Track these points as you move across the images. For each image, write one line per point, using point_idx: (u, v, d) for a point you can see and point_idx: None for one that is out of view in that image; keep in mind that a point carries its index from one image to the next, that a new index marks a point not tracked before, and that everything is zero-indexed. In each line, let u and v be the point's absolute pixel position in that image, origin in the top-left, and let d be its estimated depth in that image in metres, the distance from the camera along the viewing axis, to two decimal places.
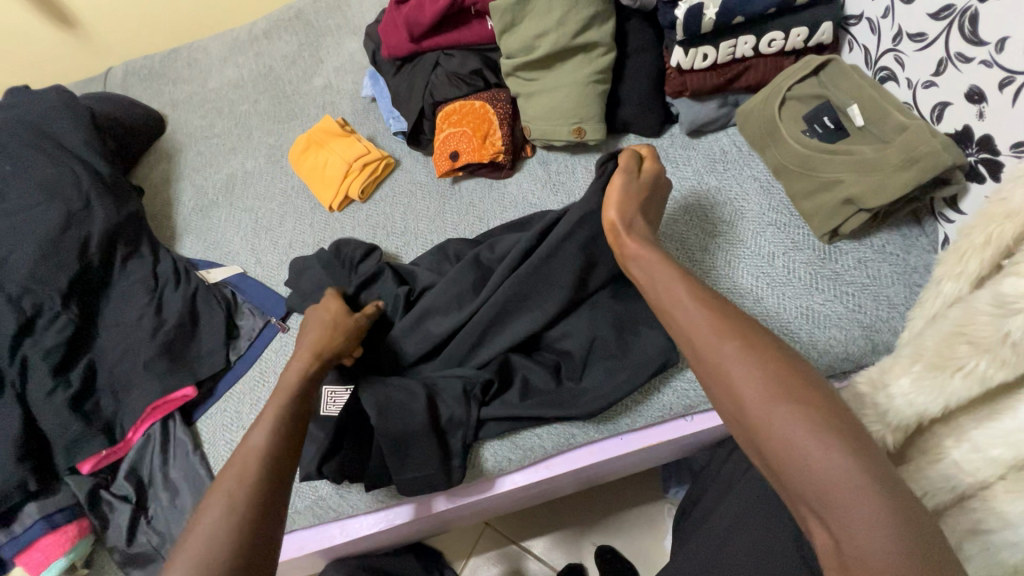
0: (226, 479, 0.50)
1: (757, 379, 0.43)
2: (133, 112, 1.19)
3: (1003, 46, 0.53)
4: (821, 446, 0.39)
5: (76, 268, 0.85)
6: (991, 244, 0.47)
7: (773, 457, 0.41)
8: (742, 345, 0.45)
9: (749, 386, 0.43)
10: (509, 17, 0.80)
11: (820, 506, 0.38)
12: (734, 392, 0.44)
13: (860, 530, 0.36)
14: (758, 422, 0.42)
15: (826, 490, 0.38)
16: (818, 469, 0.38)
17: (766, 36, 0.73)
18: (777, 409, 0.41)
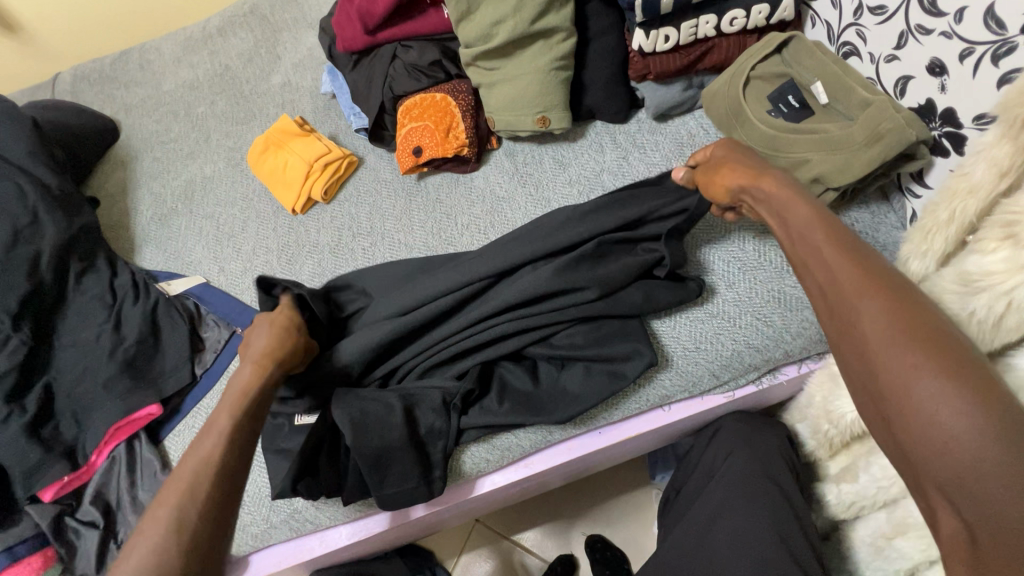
0: (167, 495, 0.47)
1: (899, 341, 0.38)
2: (82, 119, 1.14)
3: (961, 17, 0.52)
4: (978, 427, 0.33)
5: (25, 287, 0.81)
6: (955, 221, 0.45)
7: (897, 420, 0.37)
8: (887, 304, 0.40)
9: (888, 347, 0.38)
10: (464, 5, 0.77)
11: (954, 492, 0.34)
12: (862, 346, 0.40)
13: (999, 510, 0.32)
14: (888, 386, 0.37)
15: (964, 474, 0.33)
16: (964, 444, 0.34)
17: (726, 15, 0.72)
18: (912, 372, 0.36)
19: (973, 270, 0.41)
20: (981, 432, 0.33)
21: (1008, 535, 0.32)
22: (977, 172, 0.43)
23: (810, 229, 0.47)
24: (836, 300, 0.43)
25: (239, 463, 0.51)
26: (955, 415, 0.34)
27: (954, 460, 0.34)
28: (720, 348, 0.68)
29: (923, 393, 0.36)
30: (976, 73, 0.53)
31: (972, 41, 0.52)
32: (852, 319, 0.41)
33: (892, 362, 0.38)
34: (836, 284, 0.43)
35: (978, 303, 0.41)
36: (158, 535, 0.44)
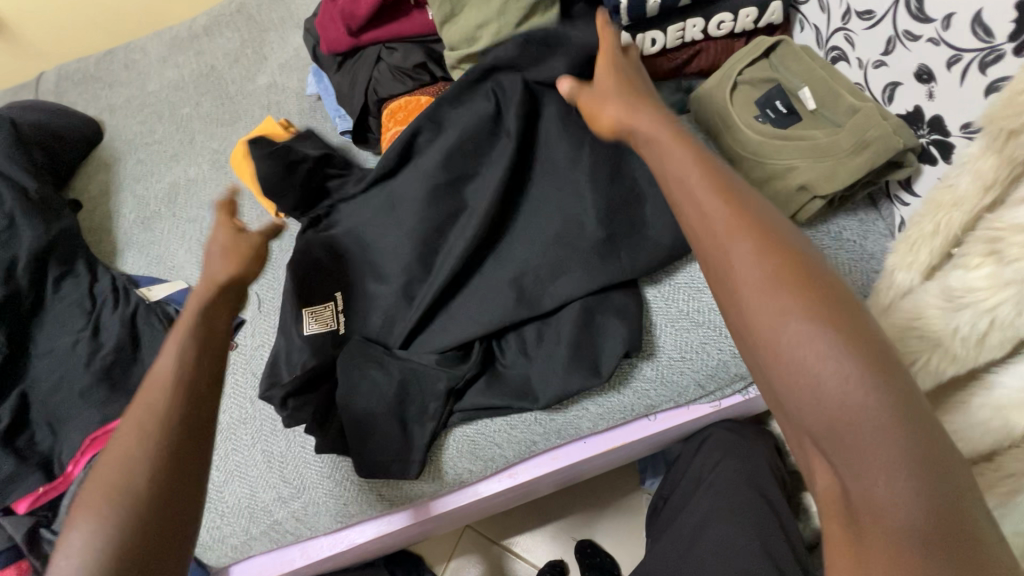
0: (133, 421, 0.42)
1: (770, 283, 0.34)
2: (64, 120, 1.12)
3: (949, 23, 0.51)
4: (841, 374, 0.31)
5: (1, 294, 0.80)
6: (940, 234, 0.44)
7: (771, 369, 0.34)
8: (760, 242, 0.36)
9: (761, 292, 0.34)
10: (448, 7, 0.76)
11: (828, 444, 0.32)
12: (738, 290, 0.35)
13: (870, 458, 0.30)
14: (763, 334, 0.34)
15: (835, 422, 0.31)
16: (833, 393, 0.31)
17: (714, 19, 0.71)
18: (786, 317, 0.33)
19: (957, 285, 0.40)
20: (850, 376, 0.31)
21: (874, 484, 0.30)
22: (961, 184, 0.42)
23: (683, 158, 0.42)
24: (709, 237, 0.38)
25: (214, 388, 0.46)
26: (827, 361, 0.31)
27: (827, 410, 0.31)
28: (705, 358, 0.67)
29: (792, 339, 0.32)
30: (963, 81, 0.52)
31: (959, 48, 0.51)
32: (727, 260, 0.36)
33: (769, 305, 0.34)
34: (708, 223, 0.38)
35: (962, 319, 0.40)
36: (123, 462, 0.40)
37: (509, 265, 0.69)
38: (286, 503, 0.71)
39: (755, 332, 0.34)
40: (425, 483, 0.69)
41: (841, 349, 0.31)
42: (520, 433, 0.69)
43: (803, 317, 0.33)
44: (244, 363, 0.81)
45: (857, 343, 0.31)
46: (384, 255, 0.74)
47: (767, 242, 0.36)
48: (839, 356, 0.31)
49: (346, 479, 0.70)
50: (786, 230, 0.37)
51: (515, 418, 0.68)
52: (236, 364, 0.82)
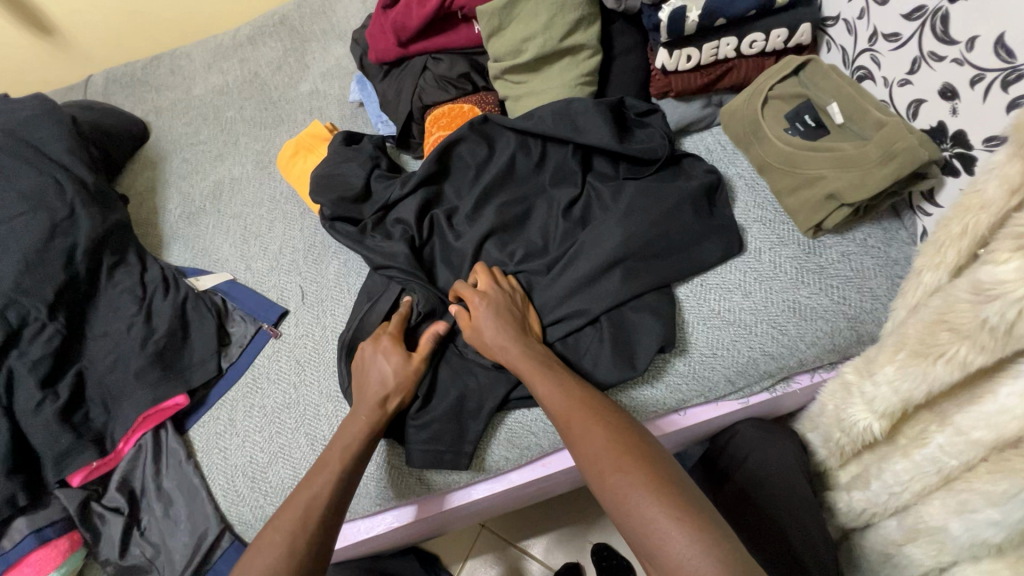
0: (277, 527, 0.55)
1: (609, 452, 0.53)
2: (115, 120, 1.18)
3: (973, 45, 0.56)
4: (658, 511, 0.48)
5: (63, 278, 0.84)
6: (967, 235, 0.48)
7: (621, 519, 0.50)
8: (590, 419, 0.57)
9: (600, 452, 0.54)
10: (496, 21, 0.81)
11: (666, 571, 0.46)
12: (591, 461, 0.54)
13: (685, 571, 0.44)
14: (610, 495, 0.51)
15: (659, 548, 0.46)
16: (654, 527, 0.47)
17: (747, 38, 0.75)
18: (616, 479, 0.51)
19: (986, 279, 0.43)
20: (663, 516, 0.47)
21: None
22: (989, 189, 0.46)
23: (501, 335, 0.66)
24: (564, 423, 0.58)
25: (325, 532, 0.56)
26: (651, 508, 0.48)
27: (656, 543, 0.47)
28: (737, 355, 0.70)
29: (633, 493, 0.50)
30: (986, 97, 0.56)
31: (983, 68, 0.55)
32: (576, 437, 0.57)
33: (608, 466, 0.53)
34: (555, 408, 0.60)
35: (991, 310, 0.43)
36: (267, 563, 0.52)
37: (548, 262, 0.74)
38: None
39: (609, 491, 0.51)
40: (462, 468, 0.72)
41: (651, 496, 0.49)
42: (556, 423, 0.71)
43: (629, 473, 0.51)
44: (288, 352, 0.85)
45: (666, 494, 0.49)
46: (435, 254, 0.80)
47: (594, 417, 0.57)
48: (654, 508, 0.48)
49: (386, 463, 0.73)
50: (608, 409, 0.59)
51: None
52: (281, 351, 0.86)
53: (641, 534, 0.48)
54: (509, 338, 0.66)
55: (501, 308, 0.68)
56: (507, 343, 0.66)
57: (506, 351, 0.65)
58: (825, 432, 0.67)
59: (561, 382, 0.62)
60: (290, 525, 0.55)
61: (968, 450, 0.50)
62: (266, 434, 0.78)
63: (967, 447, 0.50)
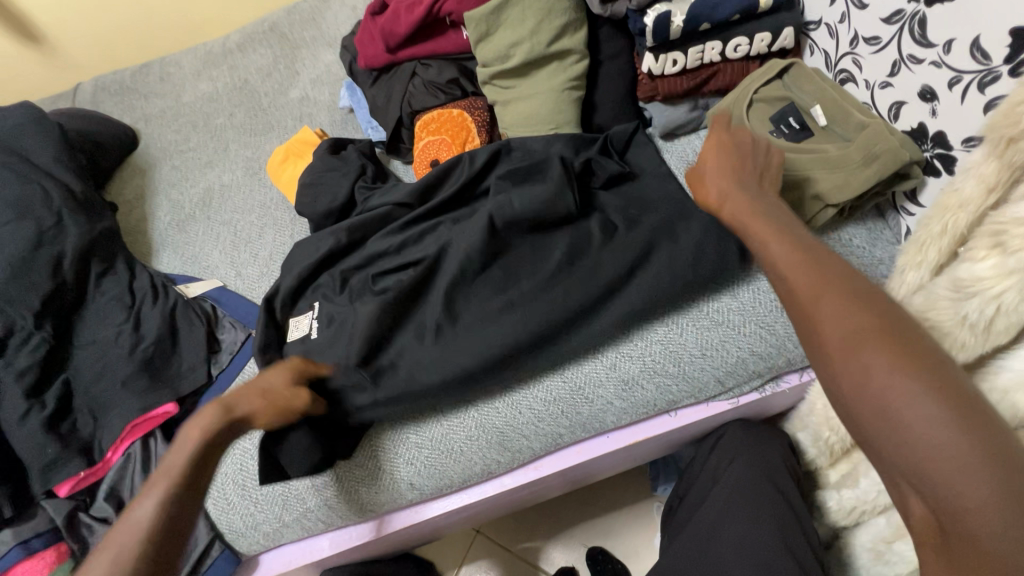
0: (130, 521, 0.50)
1: (858, 334, 0.39)
2: (104, 128, 1.17)
3: (949, 48, 0.57)
4: (925, 414, 0.35)
5: (49, 286, 0.83)
6: (947, 233, 0.49)
7: (872, 421, 0.37)
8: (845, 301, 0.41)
9: (848, 326, 0.40)
10: (483, 27, 0.81)
11: (918, 479, 0.35)
12: (827, 344, 0.41)
13: (968, 501, 0.33)
14: (858, 389, 0.38)
15: (924, 457, 0.34)
16: (922, 433, 0.35)
17: (731, 42, 0.76)
18: (878, 367, 0.37)
19: (965, 276, 0.44)
20: (948, 424, 0.34)
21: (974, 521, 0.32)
22: (966, 187, 0.46)
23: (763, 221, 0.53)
24: (798, 298, 0.44)
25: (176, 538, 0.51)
26: (930, 415, 0.35)
27: (928, 461, 0.34)
28: (725, 355, 0.70)
29: (888, 390, 0.37)
30: (964, 99, 0.57)
31: (959, 70, 0.56)
32: (815, 321, 0.42)
33: (844, 353, 0.40)
34: (786, 278, 0.46)
35: (971, 307, 0.44)
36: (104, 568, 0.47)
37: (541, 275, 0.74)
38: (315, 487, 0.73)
39: (854, 386, 0.38)
40: (454, 472, 0.72)
41: (925, 394, 0.35)
42: (547, 426, 0.72)
43: (889, 366, 0.37)
44: None
45: (937, 390, 0.35)
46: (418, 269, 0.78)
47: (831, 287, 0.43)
48: (945, 413, 0.34)
49: (377, 469, 0.72)
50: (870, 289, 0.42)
51: (540, 410, 0.71)
52: None
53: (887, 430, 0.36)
54: (766, 225, 0.52)
55: (734, 155, 0.64)
56: (741, 212, 0.57)
57: (728, 196, 0.59)
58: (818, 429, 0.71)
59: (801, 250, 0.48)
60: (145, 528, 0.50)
61: None
62: (256, 441, 0.77)
63: None
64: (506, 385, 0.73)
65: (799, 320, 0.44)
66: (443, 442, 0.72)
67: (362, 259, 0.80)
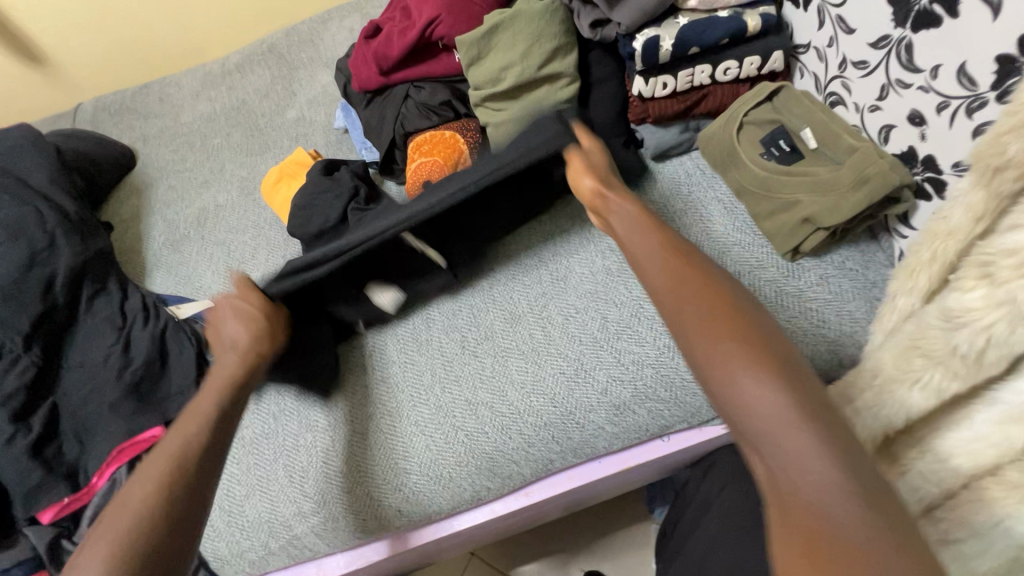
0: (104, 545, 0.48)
1: (711, 318, 0.46)
2: (101, 148, 1.18)
3: (936, 73, 0.56)
4: (755, 380, 0.40)
5: (40, 308, 0.83)
6: (936, 260, 0.48)
7: (719, 397, 0.42)
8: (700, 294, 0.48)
9: (693, 316, 0.47)
10: (475, 51, 0.82)
11: (757, 443, 0.39)
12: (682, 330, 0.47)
13: (814, 495, 0.35)
14: (704, 361, 0.44)
15: (759, 423, 0.39)
16: (756, 396, 0.40)
17: (721, 65, 0.77)
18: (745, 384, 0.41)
19: (953, 306, 0.43)
20: (770, 389, 0.40)
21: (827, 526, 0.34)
22: (954, 216, 0.46)
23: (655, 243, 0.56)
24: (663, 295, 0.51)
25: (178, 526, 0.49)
26: (736, 354, 0.42)
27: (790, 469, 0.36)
28: None
29: (731, 365, 0.42)
30: (952, 124, 0.56)
31: (947, 95, 0.56)
32: (676, 313, 0.48)
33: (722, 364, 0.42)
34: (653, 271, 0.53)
35: (961, 337, 0.43)
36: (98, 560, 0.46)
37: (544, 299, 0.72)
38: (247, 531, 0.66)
39: (704, 366, 0.44)
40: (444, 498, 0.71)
41: (751, 367, 0.41)
42: (537, 452, 0.71)
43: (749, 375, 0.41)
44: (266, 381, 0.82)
45: (762, 361, 0.41)
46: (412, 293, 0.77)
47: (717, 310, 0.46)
48: (756, 375, 0.41)
49: (365, 496, 0.71)
50: (752, 312, 0.46)
51: (532, 436, 0.70)
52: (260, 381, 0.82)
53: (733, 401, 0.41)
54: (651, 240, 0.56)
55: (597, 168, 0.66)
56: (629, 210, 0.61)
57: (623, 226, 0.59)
58: None
59: (687, 276, 0.50)
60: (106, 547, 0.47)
61: (948, 478, 0.48)
62: (244, 467, 0.76)
63: (946, 475, 0.48)
64: (496, 410, 0.72)
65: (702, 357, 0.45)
66: (430, 468, 0.71)
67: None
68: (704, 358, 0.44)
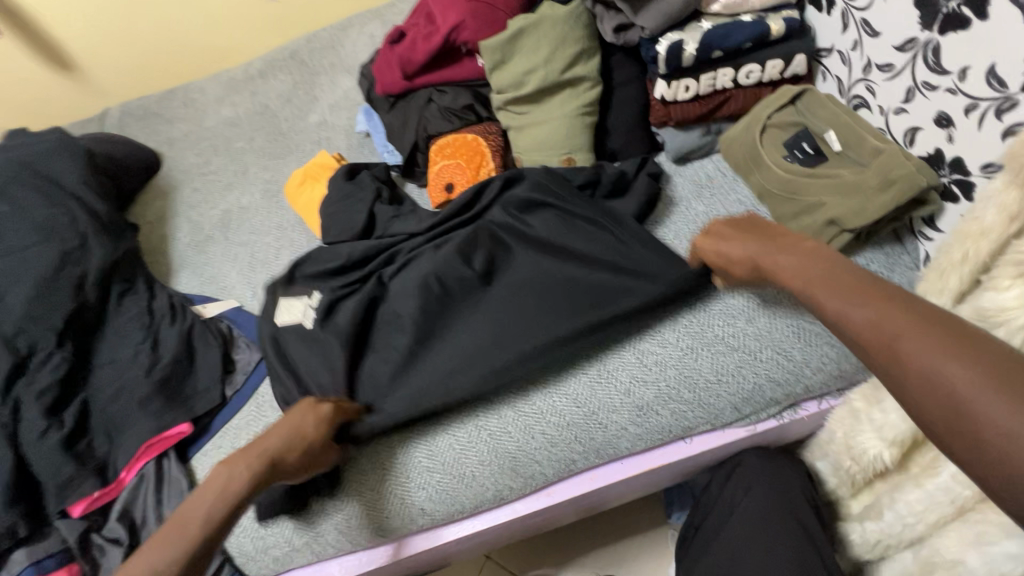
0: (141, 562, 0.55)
1: (880, 311, 0.43)
2: (129, 151, 1.21)
3: (965, 75, 0.57)
4: (958, 366, 0.37)
5: (72, 306, 0.85)
6: (968, 261, 0.48)
7: (912, 392, 0.39)
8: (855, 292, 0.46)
9: (863, 311, 0.44)
10: (498, 56, 0.83)
11: (955, 437, 0.36)
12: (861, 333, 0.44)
13: (997, 425, 0.34)
14: (888, 360, 0.41)
15: (959, 417, 0.36)
16: (959, 384, 0.36)
17: (743, 69, 0.77)
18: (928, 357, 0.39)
19: (988, 306, 0.43)
20: (975, 377, 0.36)
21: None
22: (987, 216, 0.46)
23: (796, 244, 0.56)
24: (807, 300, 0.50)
25: None
26: (917, 343, 0.40)
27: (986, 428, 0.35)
28: (742, 381, 0.70)
29: (918, 356, 0.39)
30: (981, 125, 0.56)
31: (976, 97, 0.56)
32: (840, 318, 0.46)
33: (897, 345, 0.41)
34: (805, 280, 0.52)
35: (995, 337, 0.43)
36: None
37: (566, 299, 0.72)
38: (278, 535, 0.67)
39: (897, 360, 0.40)
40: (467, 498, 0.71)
41: (950, 354, 0.38)
42: (559, 451, 0.71)
43: (925, 335, 0.40)
44: None
45: (955, 350, 0.38)
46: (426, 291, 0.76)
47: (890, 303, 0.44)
48: (953, 359, 0.38)
49: (390, 491, 0.72)
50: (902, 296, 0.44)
51: (554, 435, 0.71)
52: None
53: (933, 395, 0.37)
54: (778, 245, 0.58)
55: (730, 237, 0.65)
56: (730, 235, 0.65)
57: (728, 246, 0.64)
58: (835, 460, 0.70)
59: (835, 278, 0.49)
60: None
61: None
62: None
63: None
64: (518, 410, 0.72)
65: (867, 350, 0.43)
66: (453, 466, 0.71)
67: (387, 257, 0.82)
68: (856, 335, 0.44)
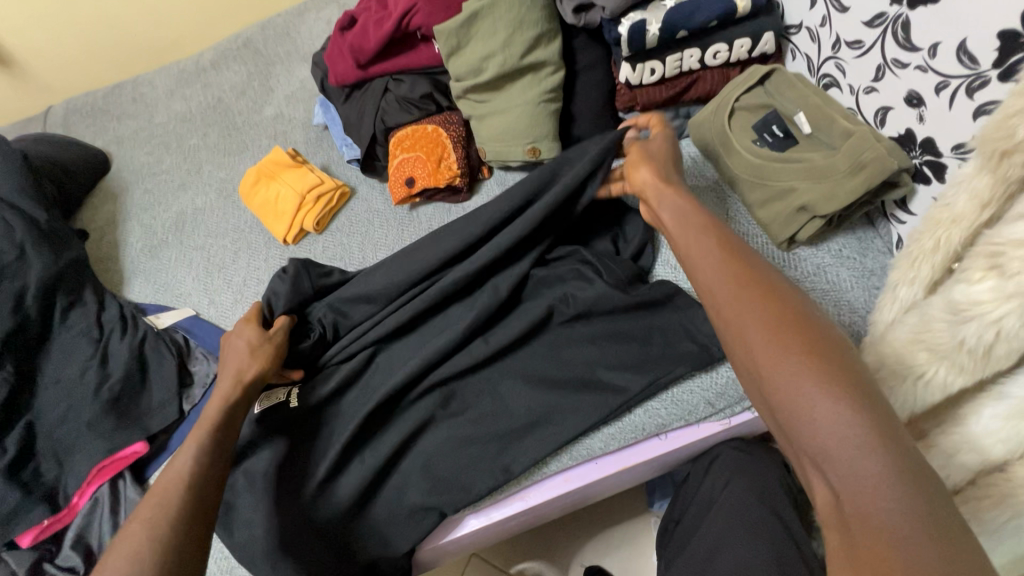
0: (132, 539, 0.49)
1: (769, 324, 0.41)
2: (73, 152, 1.14)
3: (935, 52, 0.54)
4: (829, 401, 0.36)
5: (10, 324, 0.80)
6: (940, 249, 0.46)
7: (781, 413, 0.38)
8: (760, 294, 0.43)
9: (752, 324, 0.41)
10: (454, 41, 0.78)
11: (819, 463, 0.36)
12: (742, 341, 0.42)
13: (828, 436, 0.35)
14: (768, 376, 0.39)
15: (824, 448, 0.35)
16: (826, 420, 0.36)
17: (710, 49, 0.74)
18: (790, 373, 0.38)
19: (960, 299, 0.41)
20: (843, 411, 0.35)
21: (881, 518, 0.32)
22: (958, 203, 0.44)
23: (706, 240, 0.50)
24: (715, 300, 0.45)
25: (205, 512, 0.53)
26: (788, 365, 0.38)
27: (862, 500, 0.33)
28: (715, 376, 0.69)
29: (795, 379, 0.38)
30: (953, 104, 0.54)
31: (946, 75, 0.54)
32: (737, 323, 0.43)
33: (763, 361, 0.40)
34: (706, 270, 0.48)
35: (969, 331, 0.41)
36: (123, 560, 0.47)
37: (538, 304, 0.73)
38: (239, 549, 0.65)
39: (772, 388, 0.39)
40: (453, 501, 0.67)
41: (825, 390, 0.37)
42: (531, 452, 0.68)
43: (800, 361, 0.38)
44: None
45: (823, 363, 0.38)
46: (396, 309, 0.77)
47: (772, 302, 0.42)
48: (834, 397, 0.36)
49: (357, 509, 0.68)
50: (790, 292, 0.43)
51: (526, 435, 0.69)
52: None
53: (789, 415, 0.37)
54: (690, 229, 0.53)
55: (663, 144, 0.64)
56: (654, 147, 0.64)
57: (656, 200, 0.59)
58: None
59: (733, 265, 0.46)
60: (162, 497, 0.52)
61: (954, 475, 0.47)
62: None
63: (952, 472, 0.47)
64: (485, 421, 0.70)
65: (752, 360, 0.40)
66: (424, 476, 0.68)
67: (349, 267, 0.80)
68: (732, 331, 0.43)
